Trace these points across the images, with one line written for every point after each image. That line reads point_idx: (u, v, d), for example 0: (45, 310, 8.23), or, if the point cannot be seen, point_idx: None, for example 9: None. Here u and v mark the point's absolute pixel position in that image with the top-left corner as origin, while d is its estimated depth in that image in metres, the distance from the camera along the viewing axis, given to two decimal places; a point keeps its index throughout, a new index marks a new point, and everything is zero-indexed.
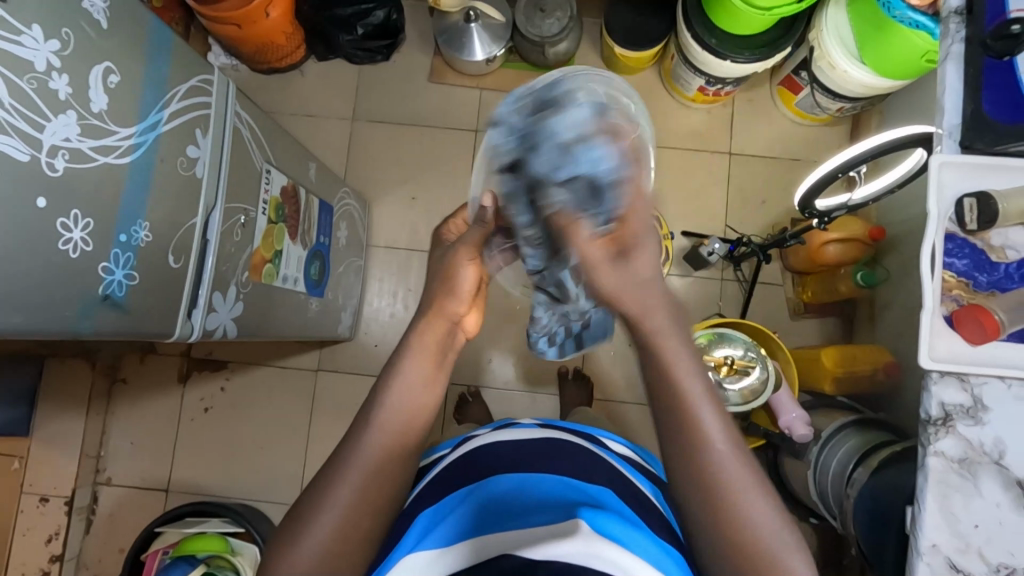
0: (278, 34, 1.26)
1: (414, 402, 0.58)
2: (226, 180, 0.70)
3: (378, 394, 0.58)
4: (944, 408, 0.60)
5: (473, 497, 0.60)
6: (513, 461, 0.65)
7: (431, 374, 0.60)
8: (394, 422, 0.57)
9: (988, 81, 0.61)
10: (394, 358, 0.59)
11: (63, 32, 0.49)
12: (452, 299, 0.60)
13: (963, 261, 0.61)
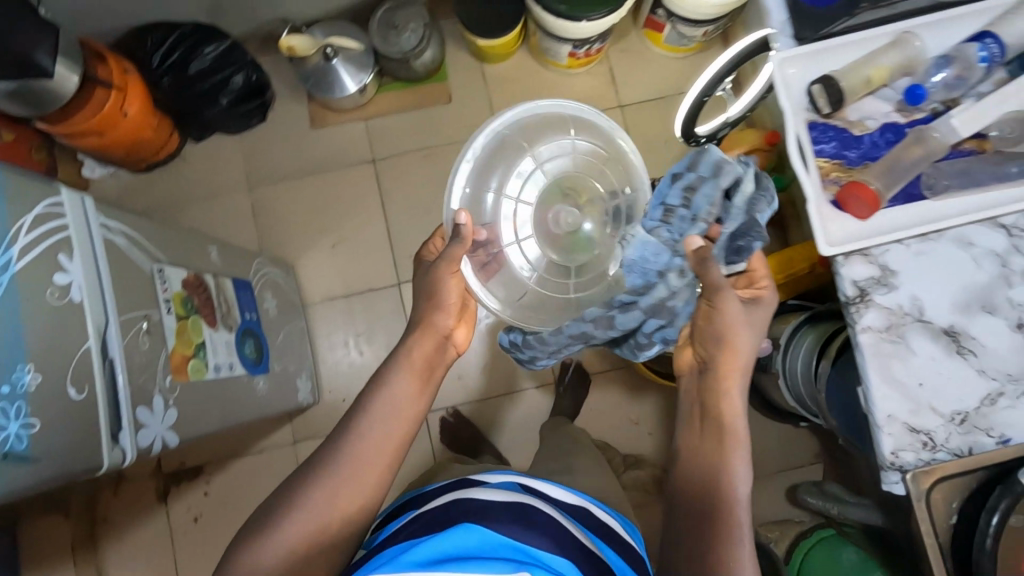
0: (144, 128, 1.23)
1: (399, 409, 0.72)
2: (112, 294, 0.67)
3: (370, 396, 0.73)
4: (859, 285, 0.62)
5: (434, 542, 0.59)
6: (486, 515, 0.63)
7: (416, 385, 0.74)
8: (377, 428, 0.70)
9: None
10: (393, 364, 0.75)
11: None
12: (440, 314, 0.78)
13: (831, 145, 0.66)
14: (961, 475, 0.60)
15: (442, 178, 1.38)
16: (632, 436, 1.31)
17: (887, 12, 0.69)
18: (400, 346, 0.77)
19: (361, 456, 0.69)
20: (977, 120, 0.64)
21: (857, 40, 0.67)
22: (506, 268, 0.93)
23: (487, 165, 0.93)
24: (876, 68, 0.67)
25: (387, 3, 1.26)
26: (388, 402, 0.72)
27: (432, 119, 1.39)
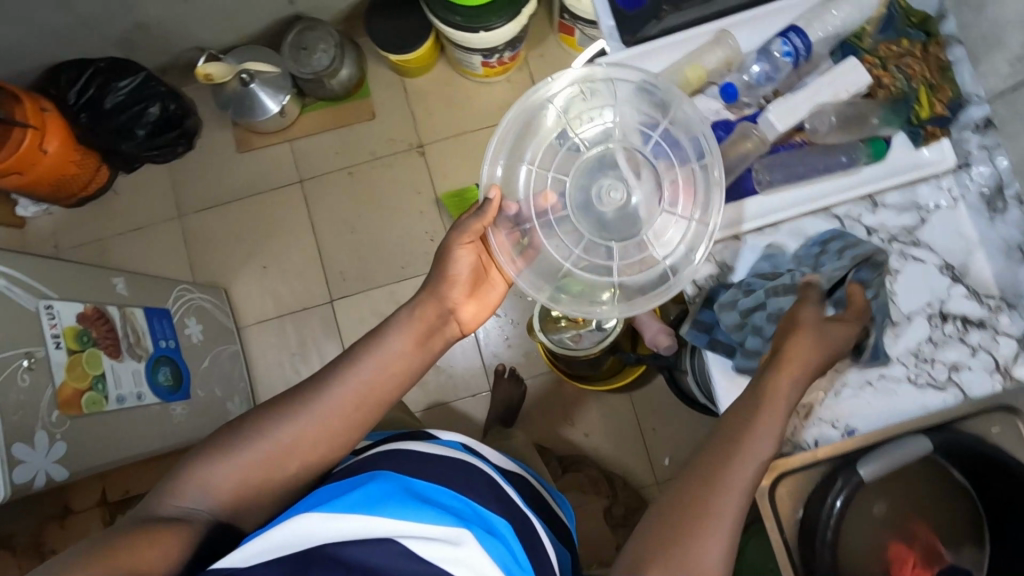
0: (68, 164, 1.25)
1: (387, 367, 0.66)
2: None
3: (359, 359, 0.66)
4: (699, 285, 0.75)
5: (364, 487, 0.59)
6: (424, 466, 0.64)
7: (411, 351, 0.67)
8: (348, 391, 0.64)
9: None
10: (394, 323, 0.68)
11: None
12: (451, 287, 0.71)
13: None
14: (802, 470, 0.67)
15: (369, 194, 1.38)
16: (570, 438, 1.32)
17: (702, 10, 0.75)
18: (408, 305, 0.70)
19: (335, 412, 0.63)
20: (790, 115, 0.72)
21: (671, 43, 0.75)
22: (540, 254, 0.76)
23: (538, 123, 0.76)
24: (697, 67, 0.74)
25: (298, 25, 1.27)
26: (375, 368, 0.65)
27: (356, 137, 1.40)
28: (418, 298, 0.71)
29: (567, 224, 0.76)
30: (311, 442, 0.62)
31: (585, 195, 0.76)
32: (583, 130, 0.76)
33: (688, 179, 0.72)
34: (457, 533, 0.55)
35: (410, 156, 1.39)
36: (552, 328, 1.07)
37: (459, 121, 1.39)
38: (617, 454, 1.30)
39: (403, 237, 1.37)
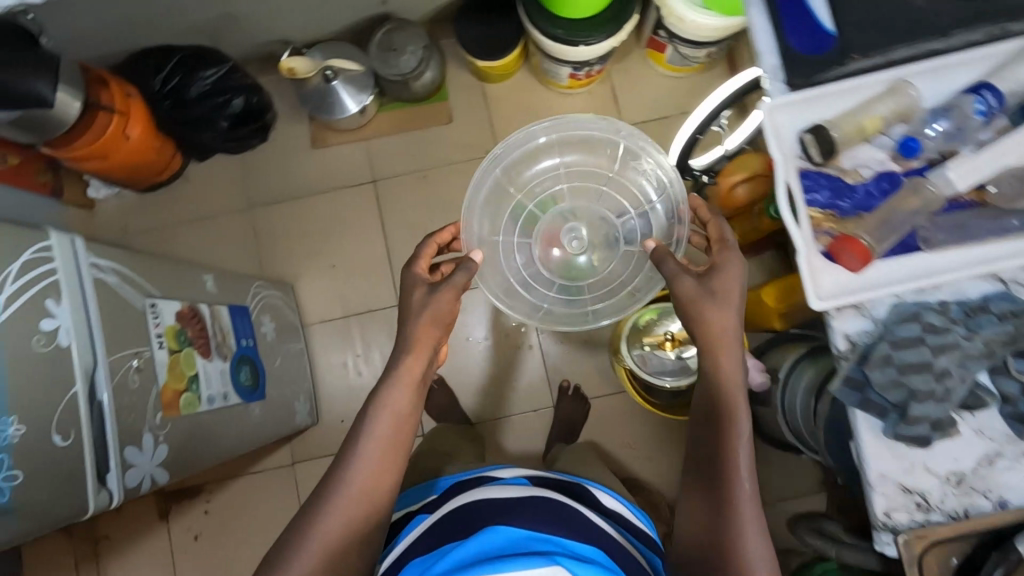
0: (147, 149, 1.24)
1: (394, 415, 0.73)
2: (101, 335, 0.68)
3: (376, 405, 0.73)
4: (850, 339, 0.66)
5: (460, 548, 0.64)
6: (498, 511, 0.69)
7: (413, 395, 0.74)
8: (378, 431, 0.72)
9: (786, 17, 0.68)
10: (390, 375, 0.75)
11: None
12: (434, 329, 0.77)
13: (823, 193, 0.69)
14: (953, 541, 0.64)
15: (441, 198, 1.37)
16: (630, 459, 1.31)
17: (884, 52, 0.67)
18: (395, 353, 0.76)
19: (377, 455, 0.71)
20: (973, 173, 0.67)
21: (847, 88, 0.67)
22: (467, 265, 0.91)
23: (515, 164, 1.02)
24: (870, 116, 0.67)
25: (387, 25, 1.25)
26: (392, 410, 0.73)
27: (432, 140, 1.38)
28: (403, 344, 0.76)
29: (511, 255, 1.04)
30: (367, 489, 0.70)
31: (551, 237, 1.05)
32: (634, 175, 1.03)
33: (639, 221, 1.03)
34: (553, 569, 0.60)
35: None
36: (637, 348, 1.10)
37: None
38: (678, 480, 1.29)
39: None
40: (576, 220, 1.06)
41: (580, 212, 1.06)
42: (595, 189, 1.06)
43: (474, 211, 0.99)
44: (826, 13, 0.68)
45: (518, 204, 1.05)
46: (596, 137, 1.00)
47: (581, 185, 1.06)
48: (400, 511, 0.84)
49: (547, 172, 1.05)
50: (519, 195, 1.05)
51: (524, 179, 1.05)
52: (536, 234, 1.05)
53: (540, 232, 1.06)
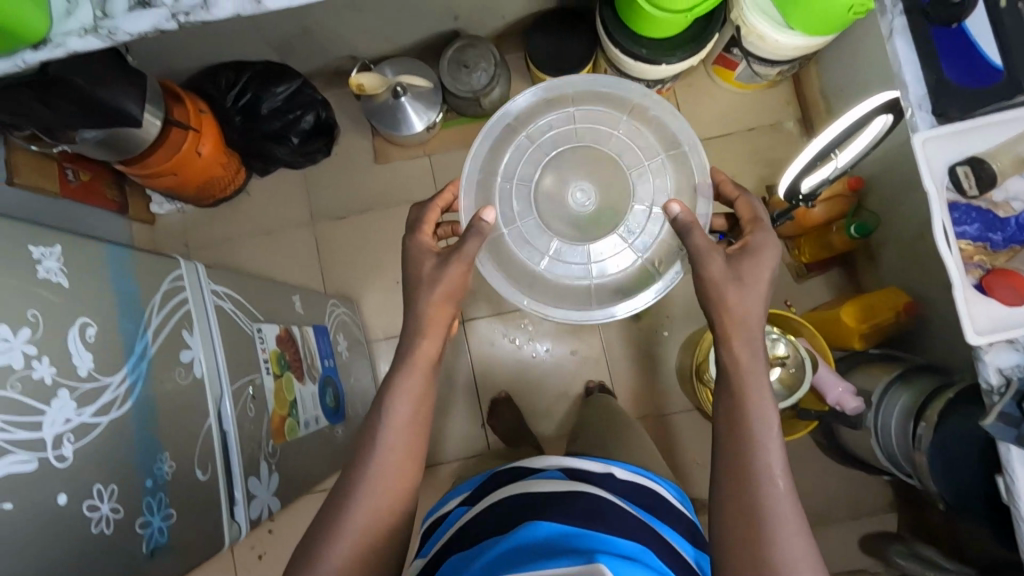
0: (215, 166, 1.23)
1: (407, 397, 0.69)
2: (225, 365, 0.67)
3: (390, 398, 0.69)
4: (1003, 373, 0.59)
5: (502, 543, 0.60)
6: (537, 507, 0.63)
7: (425, 382, 0.71)
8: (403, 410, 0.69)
9: (943, 49, 0.58)
10: (400, 365, 0.71)
11: (31, 315, 0.48)
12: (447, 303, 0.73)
13: (974, 226, 0.60)
14: None
15: None
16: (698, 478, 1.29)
17: None
18: (406, 337, 0.73)
19: (393, 448, 0.67)
20: None
21: (1006, 118, 0.58)
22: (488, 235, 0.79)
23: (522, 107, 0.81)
24: None
25: (458, 41, 1.24)
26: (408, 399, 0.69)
27: None
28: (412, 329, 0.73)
29: (543, 228, 0.81)
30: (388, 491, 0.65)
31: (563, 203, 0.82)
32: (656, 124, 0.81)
33: (669, 170, 0.81)
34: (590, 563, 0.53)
35: None
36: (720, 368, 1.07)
37: None
38: None
39: None
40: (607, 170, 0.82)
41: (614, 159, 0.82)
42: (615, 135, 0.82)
43: (470, 187, 0.80)
44: (993, 47, 0.56)
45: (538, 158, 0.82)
46: (608, 82, 0.79)
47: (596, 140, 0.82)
48: (438, 511, 0.80)
49: (557, 128, 0.82)
50: (528, 152, 0.82)
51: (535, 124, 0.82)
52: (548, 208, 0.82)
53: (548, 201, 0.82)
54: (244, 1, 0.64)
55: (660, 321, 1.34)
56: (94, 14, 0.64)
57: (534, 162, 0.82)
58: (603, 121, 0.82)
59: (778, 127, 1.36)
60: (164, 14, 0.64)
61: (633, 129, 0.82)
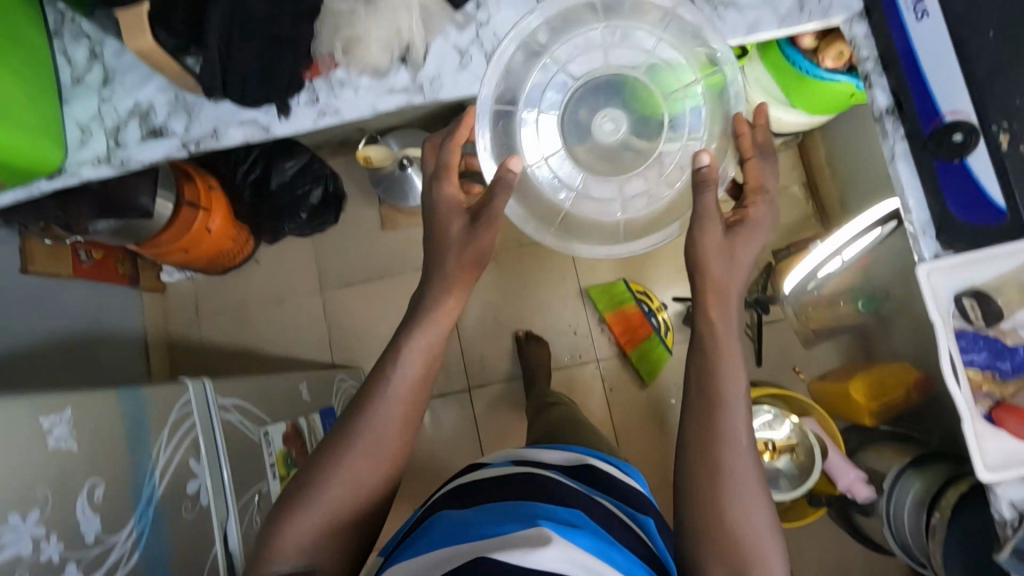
0: (227, 239, 1.25)
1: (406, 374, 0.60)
2: (231, 483, 0.69)
3: (390, 363, 0.60)
4: (1016, 506, 0.59)
5: (447, 521, 0.59)
6: (483, 490, 0.64)
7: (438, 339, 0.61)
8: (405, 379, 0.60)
9: (947, 187, 0.59)
10: (403, 337, 0.61)
11: (40, 493, 0.49)
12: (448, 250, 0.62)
13: (982, 354, 0.60)
14: None
15: (511, 281, 1.36)
16: None
17: None
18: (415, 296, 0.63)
19: (391, 415, 0.59)
20: None
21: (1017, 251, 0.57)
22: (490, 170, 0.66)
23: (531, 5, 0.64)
24: None
25: None
26: (417, 362, 0.60)
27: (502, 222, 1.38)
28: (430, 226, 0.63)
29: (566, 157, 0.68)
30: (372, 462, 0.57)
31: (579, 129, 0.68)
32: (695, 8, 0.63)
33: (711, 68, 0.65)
34: (538, 526, 0.52)
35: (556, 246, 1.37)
36: None
37: None
38: None
39: (544, 327, 1.34)
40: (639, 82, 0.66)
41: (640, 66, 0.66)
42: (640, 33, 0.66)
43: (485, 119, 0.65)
44: (997, 188, 0.56)
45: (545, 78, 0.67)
46: None
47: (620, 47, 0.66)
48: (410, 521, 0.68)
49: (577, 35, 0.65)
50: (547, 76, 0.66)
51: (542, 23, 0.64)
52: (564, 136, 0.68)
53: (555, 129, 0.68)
54: (253, 129, 0.65)
55: (668, 388, 1.32)
56: (107, 143, 0.66)
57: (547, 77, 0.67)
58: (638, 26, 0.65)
59: (784, 192, 1.36)
60: (175, 143, 0.65)
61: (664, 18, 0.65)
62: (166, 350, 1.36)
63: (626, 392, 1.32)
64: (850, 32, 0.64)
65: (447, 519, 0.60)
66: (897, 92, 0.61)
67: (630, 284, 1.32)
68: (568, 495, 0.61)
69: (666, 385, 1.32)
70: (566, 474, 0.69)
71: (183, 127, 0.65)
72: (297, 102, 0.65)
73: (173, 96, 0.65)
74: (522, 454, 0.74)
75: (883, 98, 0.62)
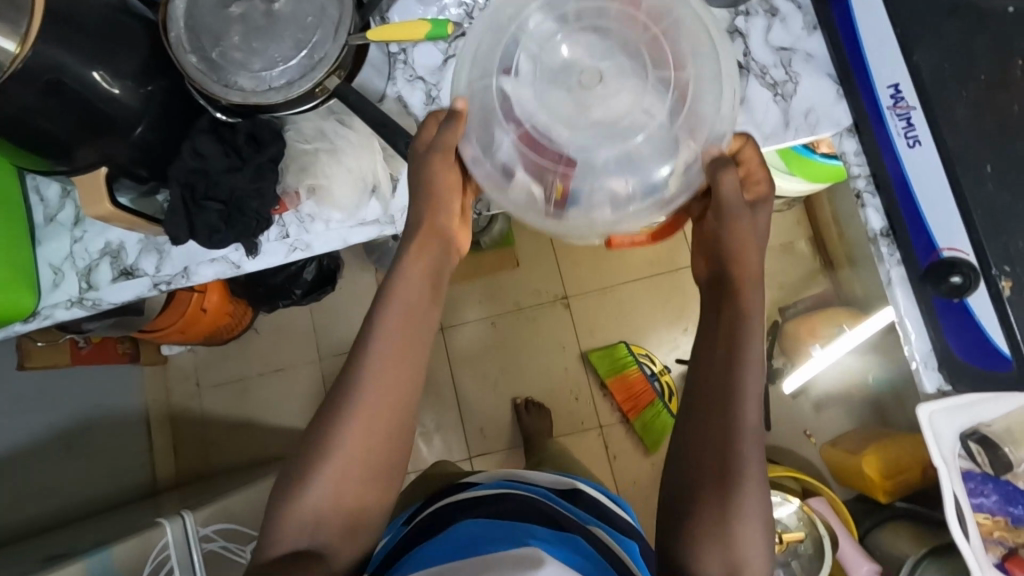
0: (223, 314, 1.24)
1: (388, 344, 0.53)
2: None
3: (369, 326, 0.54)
4: None
5: (441, 541, 0.64)
6: (476, 508, 0.68)
7: (416, 303, 0.54)
8: (382, 352, 0.53)
9: (947, 323, 0.55)
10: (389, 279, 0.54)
11: None
12: (438, 235, 0.55)
13: (993, 496, 0.58)
14: None
15: (510, 347, 1.34)
16: None
17: None
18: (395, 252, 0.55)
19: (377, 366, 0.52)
20: None
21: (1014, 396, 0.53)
22: (494, 147, 0.53)
23: (544, 43, 0.53)
24: None
25: None
26: (395, 325, 0.53)
27: (499, 285, 1.36)
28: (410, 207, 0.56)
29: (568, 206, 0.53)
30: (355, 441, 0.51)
31: (647, 117, 0.51)
32: (639, 81, 0.51)
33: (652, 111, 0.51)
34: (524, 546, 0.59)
35: (554, 309, 1.35)
36: None
37: (609, 272, 1.34)
38: None
39: (544, 392, 1.32)
40: (618, 141, 0.51)
41: (618, 130, 0.51)
42: (617, 94, 0.51)
43: (475, 118, 0.53)
44: (1002, 335, 0.51)
45: (547, 90, 0.51)
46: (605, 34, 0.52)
47: (604, 111, 0.51)
48: (397, 534, 0.73)
49: (551, 77, 0.52)
50: (537, 90, 0.51)
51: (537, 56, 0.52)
52: (630, 135, 0.51)
53: (586, 125, 0.51)
54: (224, 267, 0.65)
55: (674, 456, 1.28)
56: (80, 284, 0.65)
57: (548, 98, 0.51)
58: (602, 87, 0.51)
59: (789, 246, 1.32)
60: (147, 283, 0.65)
61: (622, 83, 0.51)
62: (169, 423, 1.37)
63: (630, 461, 1.29)
64: (840, 146, 0.61)
65: (442, 537, 0.65)
66: (890, 213, 0.58)
67: (631, 347, 1.30)
68: (557, 515, 0.65)
69: (671, 450, 1.28)
70: (552, 493, 0.73)
71: (154, 268, 0.65)
72: (268, 238, 0.64)
73: (142, 237, 0.65)
74: (510, 476, 0.78)
75: (877, 220, 0.59)
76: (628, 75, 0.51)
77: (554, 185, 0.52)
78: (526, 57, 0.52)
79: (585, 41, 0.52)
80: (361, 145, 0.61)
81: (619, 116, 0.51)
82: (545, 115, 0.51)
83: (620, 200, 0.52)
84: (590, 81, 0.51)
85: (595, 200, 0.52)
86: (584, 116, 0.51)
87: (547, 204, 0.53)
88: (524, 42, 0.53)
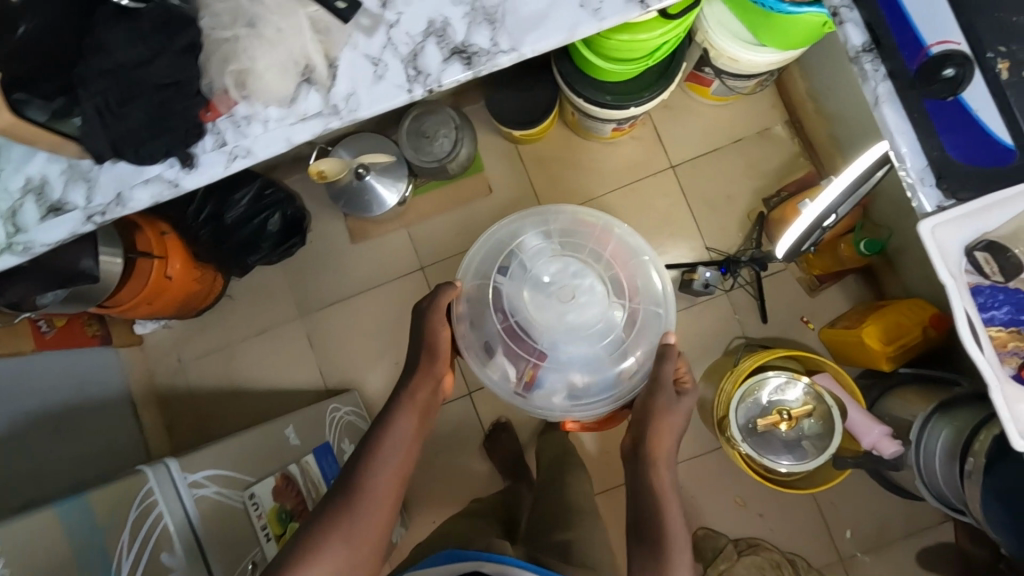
0: (191, 282, 1.17)
1: (402, 440, 0.72)
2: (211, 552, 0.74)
3: (377, 439, 0.71)
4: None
5: None
6: None
7: (417, 423, 0.75)
8: (393, 449, 0.71)
9: (942, 125, 0.52)
10: (395, 406, 0.75)
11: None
12: (438, 362, 0.80)
13: (1004, 309, 0.52)
14: None
15: None
16: (739, 518, 1.23)
17: None
18: (397, 389, 0.78)
19: (394, 453, 0.71)
20: None
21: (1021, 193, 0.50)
22: (484, 324, 0.89)
23: (537, 262, 0.91)
24: None
25: (415, 111, 1.17)
26: (399, 437, 0.72)
27: (475, 215, 1.31)
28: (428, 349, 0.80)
29: (538, 389, 0.89)
30: (375, 498, 0.66)
31: (604, 336, 0.88)
32: (591, 310, 0.89)
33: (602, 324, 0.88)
34: None
35: None
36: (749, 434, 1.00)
37: (586, 186, 1.30)
38: (796, 538, 1.21)
39: None
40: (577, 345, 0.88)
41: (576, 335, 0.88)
42: (585, 319, 0.88)
43: (475, 301, 0.90)
44: (1001, 122, 0.49)
45: (538, 303, 0.88)
46: (575, 263, 0.91)
47: (573, 324, 0.88)
48: None
49: (534, 292, 0.89)
50: (524, 296, 0.89)
51: (533, 277, 0.90)
52: (591, 347, 0.88)
53: (551, 329, 0.88)
54: (160, 187, 0.59)
55: None
56: (7, 230, 0.59)
57: (536, 313, 0.88)
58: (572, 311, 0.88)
59: (767, 133, 1.27)
60: (80, 217, 0.59)
61: (584, 299, 0.89)
62: (157, 404, 1.33)
63: None
64: None
65: None
66: (870, 24, 0.54)
67: None
68: None
69: None
70: None
71: (84, 199, 0.59)
72: (203, 149, 0.58)
73: (65, 166, 0.59)
74: None
75: (856, 35, 0.54)
76: (596, 301, 0.89)
77: (527, 371, 0.88)
78: (520, 268, 0.91)
79: (563, 264, 0.90)
80: (282, 15, 0.56)
81: (578, 327, 0.88)
82: (522, 316, 0.88)
83: (574, 387, 0.88)
84: (560, 297, 0.88)
85: (557, 384, 0.88)
86: (554, 326, 0.88)
87: (521, 381, 0.89)
88: (520, 255, 0.91)
